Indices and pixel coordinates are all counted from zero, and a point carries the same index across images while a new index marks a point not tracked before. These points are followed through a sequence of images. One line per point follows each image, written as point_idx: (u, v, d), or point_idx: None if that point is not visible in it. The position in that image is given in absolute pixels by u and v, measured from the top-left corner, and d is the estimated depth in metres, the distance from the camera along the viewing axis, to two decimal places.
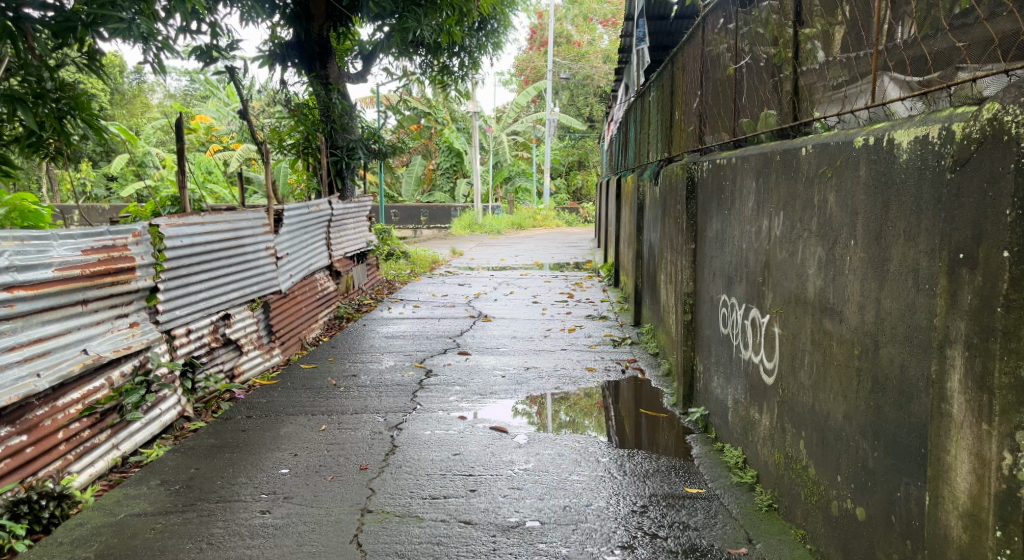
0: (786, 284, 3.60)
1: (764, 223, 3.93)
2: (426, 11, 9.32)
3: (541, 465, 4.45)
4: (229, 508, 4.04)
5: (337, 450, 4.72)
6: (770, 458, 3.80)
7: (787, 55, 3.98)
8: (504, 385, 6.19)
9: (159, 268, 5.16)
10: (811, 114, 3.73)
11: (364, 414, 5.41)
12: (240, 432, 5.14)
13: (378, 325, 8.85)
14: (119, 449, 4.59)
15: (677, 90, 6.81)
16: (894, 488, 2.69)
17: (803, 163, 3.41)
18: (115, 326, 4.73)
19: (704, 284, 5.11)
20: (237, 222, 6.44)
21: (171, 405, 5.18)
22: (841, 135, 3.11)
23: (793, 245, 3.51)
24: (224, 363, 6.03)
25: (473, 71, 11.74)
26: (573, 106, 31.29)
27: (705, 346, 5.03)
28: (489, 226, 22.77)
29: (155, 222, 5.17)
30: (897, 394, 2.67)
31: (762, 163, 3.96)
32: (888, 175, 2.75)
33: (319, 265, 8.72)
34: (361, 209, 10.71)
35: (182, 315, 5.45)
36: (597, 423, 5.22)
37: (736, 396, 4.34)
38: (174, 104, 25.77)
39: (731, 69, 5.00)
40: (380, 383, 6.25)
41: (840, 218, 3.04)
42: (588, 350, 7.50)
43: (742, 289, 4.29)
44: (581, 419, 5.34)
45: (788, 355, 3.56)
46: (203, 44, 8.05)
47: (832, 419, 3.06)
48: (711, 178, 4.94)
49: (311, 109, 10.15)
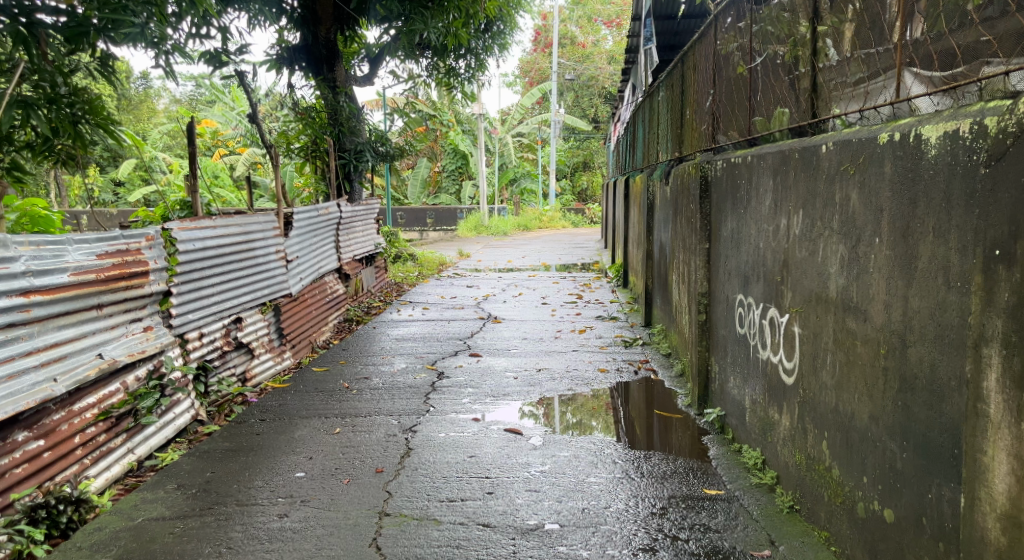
0: (806, 283, 3.57)
1: (782, 222, 3.90)
2: (433, 13, 9.30)
3: (558, 467, 4.42)
4: (247, 511, 4.02)
5: (352, 453, 4.70)
6: (791, 459, 3.76)
7: (803, 52, 3.95)
8: (517, 387, 6.17)
9: (171, 272, 5.17)
10: (829, 110, 3.70)
11: (377, 417, 5.39)
12: (254, 436, 5.11)
13: (388, 328, 8.84)
14: (134, 453, 4.58)
15: (687, 89, 6.79)
16: (924, 490, 2.66)
17: (824, 160, 3.37)
18: (129, 330, 4.72)
19: (719, 285, 5.08)
20: (247, 225, 6.43)
21: (185, 409, 5.17)
22: (863, 132, 3.07)
23: (813, 244, 3.48)
24: (236, 366, 6.01)
25: (479, 73, 11.70)
26: (579, 107, 31.10)
27: (721, 346, 4.99)
28: (495, 227, 22.69)
29: (166, 226, 5.17)
30: (927, 394, 2.64)
31: (779, 161, 3.93)
32: (915, 171, 2.71)
33: (328, 268, 8.70)
34: (370, 212, 10.71)
35: (194, 318, 5.44)
36: (606, 425, 5.20)
37: (755, 396, 4.31)
38: (178, 108, 25.78)
39: (744, 68, 4.96)
40: (392, 386, 6.23)
41: (863, 215, 3.01)
42: (599, 351, 7.47)
43: (759, 289, 4.26)
44: (592, 421, 5.31)
45: (809, 355, 3.53)
46: (212, 48, 8.06)
47: (857, 419, 3.02)
48: (726, 176, 4.91)
49: (319, 113, 10.19)
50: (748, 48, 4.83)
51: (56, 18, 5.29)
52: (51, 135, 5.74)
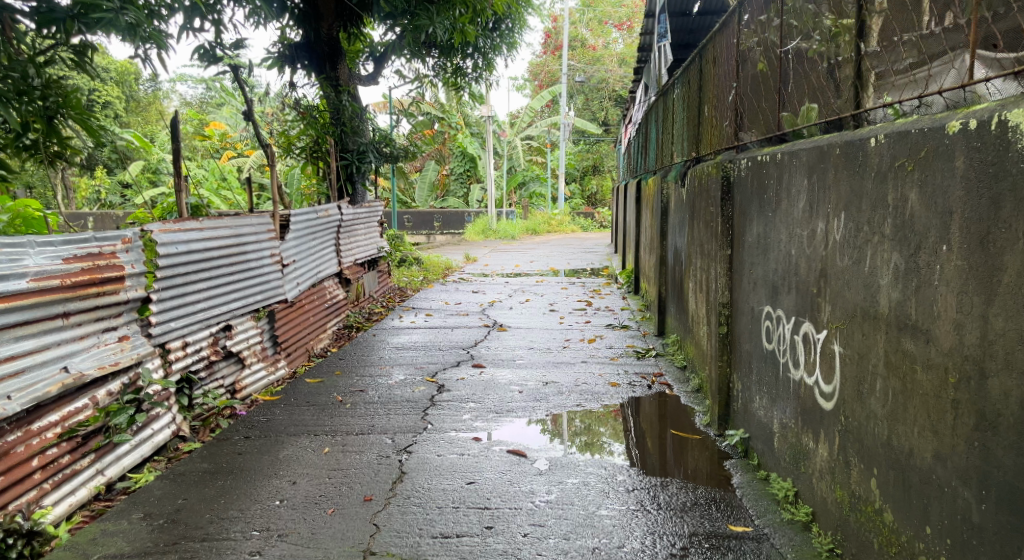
0: (850, 296, 3.13)
1: (820, 226, 3.46)
2: (440, 9, 8.91)
3: (565, 497, 3.99)
4: (218, 548, 3.60)
5: (341, 477, 4.27)
6: (829, 495, 3.33)
7: (847, 35, 3.51)
8: (523, 402, 5.72)
9: (151, 277, 4.74)
10: (878, 98, 3.27)
11: (370, 435, 4.96)
12: (237, 455, 4.67)
13: (389, 335, 8.41)
14: (103, 475, 4.16)
15: (707, 86, 6.37)
16: (1009, 551, 2.24)
17: (874, 156, 2.95)
18: (101, 340, 4.30)
19: (742, 295, 4.65)
20: (239, 227, 6.01)
21: (165, 425, 4.75)
22: (923, 121, 2.65)
23: (859, 252, 3.05)
24: (224, 378, 5.59)
25: (487, 73, 11.28)
26: (588, 110, 30.38)
27: (745, 362, 4.55)
28: (503, 232, 22.39)
29: (147, 228, 4.75)
30: (1015, 435, 2.22)
31: (816, 158, 3.49)
32: (998, 166, 2.28)
33: (327, 272, 8.30)
34: (373, 214, 10.31)
35: (177, 327, 5.01)
36: (613, 431, 5.03)
37: (785, 420, 3.87)
38: (187, 110, 25.59)
39: (771, 57, 4.53)
40: (389, 400, 5.79)
41: (924, 217, 2.58)
42: (610, 363, 7.03)
43: (791, 300, 3.82)
44: (599, 426, 5.16)
45: (853, 379, 3.09)
46: (207, 43, 7.64)
47: (914, 457, 2.59)
48: (751, 176, 4.47)
49: (321, 112, 9.75)
50: (775, 34, 4.39)
51: (26, 3, 4.85)
52: (26, 131, 5.30)
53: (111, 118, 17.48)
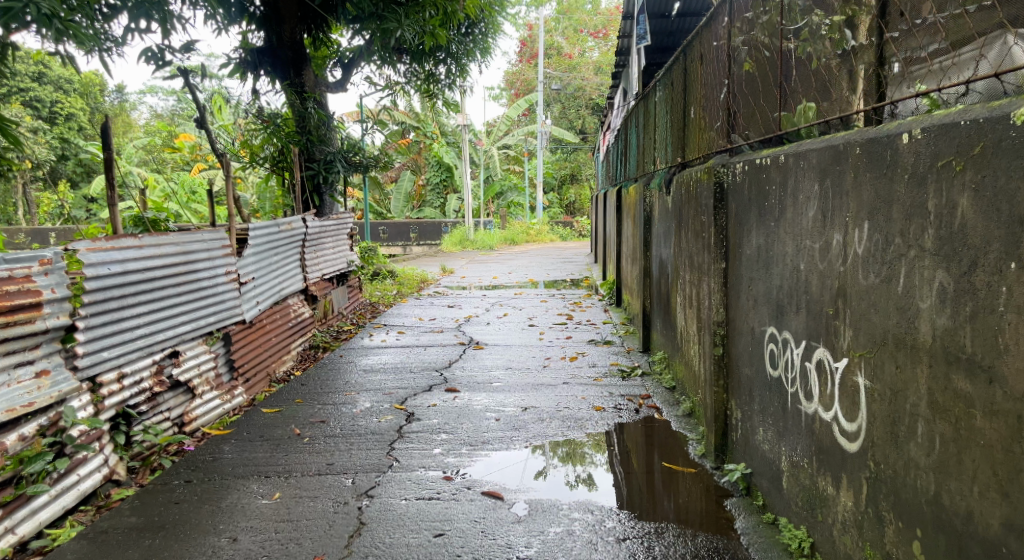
0: (877, 320, 2.67)
1: (834, 238, 2.99)
2: (409, 11, 8.40)
3: (547, 552, 3.50)
4: None
5: (289, 531, 3.75)
6: (854, 552, 2.85)
7: (862, 16, 3.06)
8: (499, 431, 5.20)
9: (77, 302, 4.20)
10: (905, 88, 2.85)
11: (327, 477, 4.43)
12: (172, 506, 4.12)
13: (357, 356, 7.86)
14: (13, 535, 3.63)
15: (692, 85, 5.92)
16: None
17: (909, 159, 2.48)
18: (12, 377, 3.76)
19: (740, 314, 4.15)
20: (188, 243, 5.46)
21: (95, 469, 4.20)
22: (983, 115, 2.22)
23: (890, 270, 2.59)
24: (171, 410, 5.04)
25: (460, 79, 10.80)
26: (566, 118, 29.56)
27: (745, 388, 4.07)
28: (480, 242, 21.61)
29: (70, 247, 4.22)
30: None
31: (829, 160, 3.02)
32: None
33: (292, 289, 7.75)
34: (342, 226, 9.74)
35: (111, 357, 4.46)
36: (596, 443, 4.89)
37: (795, 459, 3.39)
38: (156, 121, 25.03)
39: (765, 52, 4.07)
40: (352, 432, 5.26)
41: (982, 227, 2.24)
42: (594, 383, 6.52)
43: (800, 322, 3.34)
44: (582, 436, 5.03)
45: (884, 419, 2.63)
46: (152, 44, 7.10)
47: (974, 521, 2.25)
48: (749, 181, 3.99)
49: (287, 121, 9.14)
50: (767, 27, 3.96)
51: None
52: None
53: (73, 130, 16.89)
